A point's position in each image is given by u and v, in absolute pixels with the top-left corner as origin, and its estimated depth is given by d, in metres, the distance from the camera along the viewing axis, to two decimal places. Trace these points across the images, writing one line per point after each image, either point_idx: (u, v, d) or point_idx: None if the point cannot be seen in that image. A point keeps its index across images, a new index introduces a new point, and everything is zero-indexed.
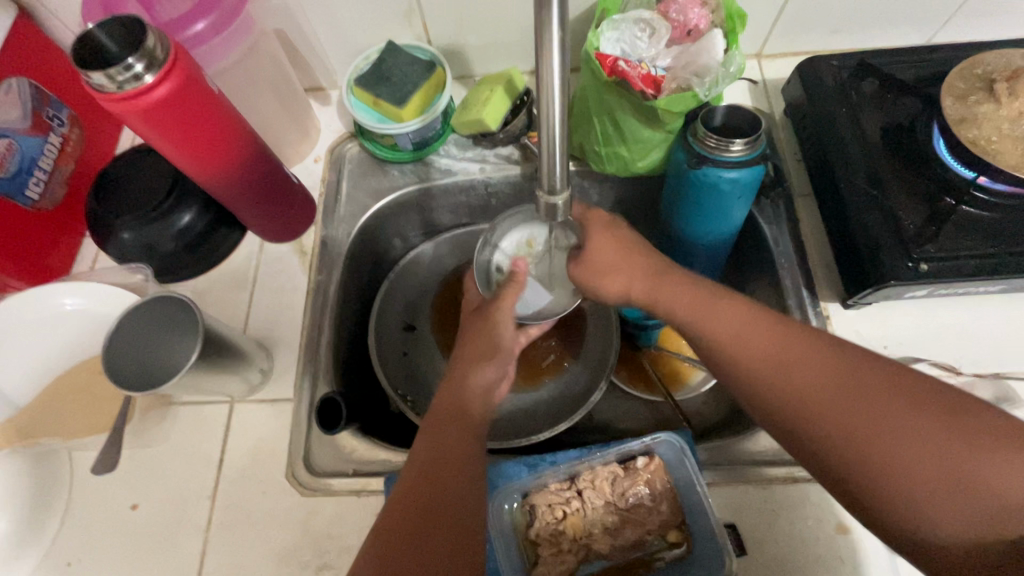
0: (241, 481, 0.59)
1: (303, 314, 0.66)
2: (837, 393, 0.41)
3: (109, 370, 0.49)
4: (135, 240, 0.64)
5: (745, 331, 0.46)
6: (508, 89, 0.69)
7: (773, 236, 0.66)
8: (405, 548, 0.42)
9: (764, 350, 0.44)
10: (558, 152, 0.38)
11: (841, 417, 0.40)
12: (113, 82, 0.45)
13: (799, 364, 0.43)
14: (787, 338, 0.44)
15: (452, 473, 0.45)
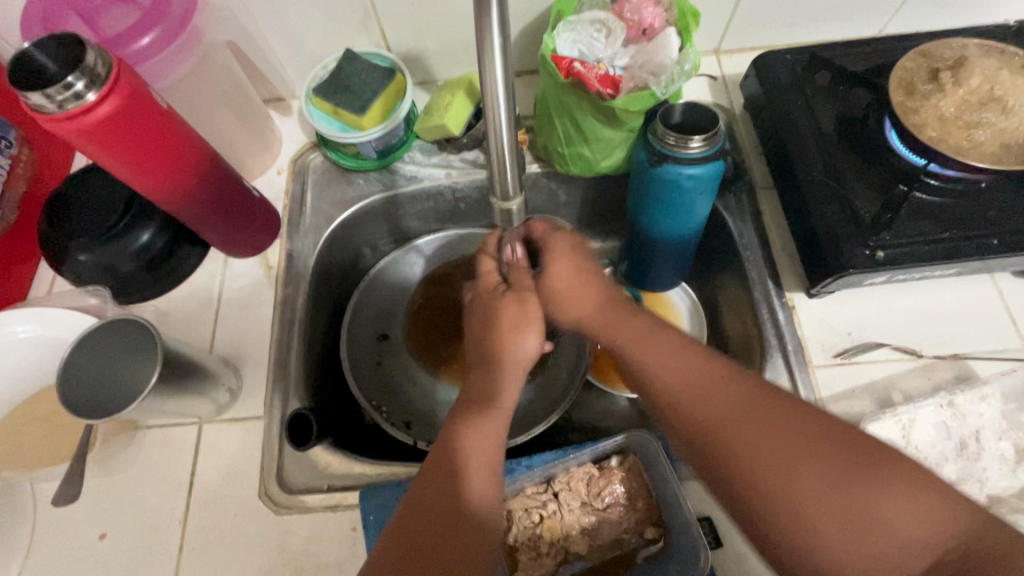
0: (213, 504, 0.58)
1: (271, 329, 0.65)
2: (750, 430, 0.42)
3: (65, 398, 0.47)
4: (91, 262, 0.62)
5: (672, 362, 0.46)
6: (468, 92, 0.69)
7: (738, 230, 0.67)
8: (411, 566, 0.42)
9: (693, 384, 0.45)
10: (506, 159, 0.39)
11: (754, 454, 0.41)
12: (53, 102, 0.43)
13: (719, 397, 0.44)
14: (717, 372, 0.45)
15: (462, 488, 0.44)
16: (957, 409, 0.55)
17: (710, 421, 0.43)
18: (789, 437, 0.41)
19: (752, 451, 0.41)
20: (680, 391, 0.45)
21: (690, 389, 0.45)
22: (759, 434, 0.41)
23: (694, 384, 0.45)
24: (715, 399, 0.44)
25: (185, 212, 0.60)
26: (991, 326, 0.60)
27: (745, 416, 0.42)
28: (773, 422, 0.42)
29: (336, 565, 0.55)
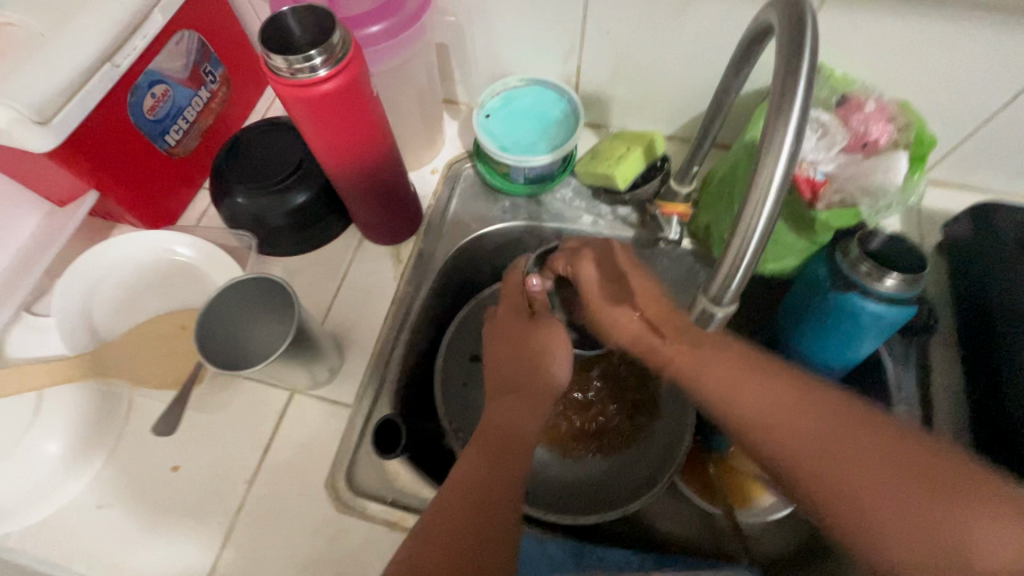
0: (281, 474, 0.58)
1: (383, 322, 0.65)
2: (881, 503, 0.37)
3: (199, 344, 0.48)
4: (246, 207, 0.64)
5: (763, 386, 0.43)
6: (647, 150, 0.67)
7: (897, 379, 0.59)
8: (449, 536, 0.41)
9: (761, 406, 0.42)
10: (758, 235, 0.30)
11: (802, 424, 0.40)
12: (289, 68, 0.45)
13: (857, 460, 0.38)
14: (791, 390, 0.42)
15: (511, 458, 0.47)
16: None
17: (801, 447, 0.40)
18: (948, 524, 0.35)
19: (838, 473, 0.38)
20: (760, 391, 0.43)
21: (813, 432, 0.40)
22: (798, 445, 0.40)
23: (808, 435, 0.40)
24: (846, 484, 0.38)
25: (349, 189, 0.60)
26: None
27: (830, 438, 0.39)
28: (920, 463, 0.37)
29: None
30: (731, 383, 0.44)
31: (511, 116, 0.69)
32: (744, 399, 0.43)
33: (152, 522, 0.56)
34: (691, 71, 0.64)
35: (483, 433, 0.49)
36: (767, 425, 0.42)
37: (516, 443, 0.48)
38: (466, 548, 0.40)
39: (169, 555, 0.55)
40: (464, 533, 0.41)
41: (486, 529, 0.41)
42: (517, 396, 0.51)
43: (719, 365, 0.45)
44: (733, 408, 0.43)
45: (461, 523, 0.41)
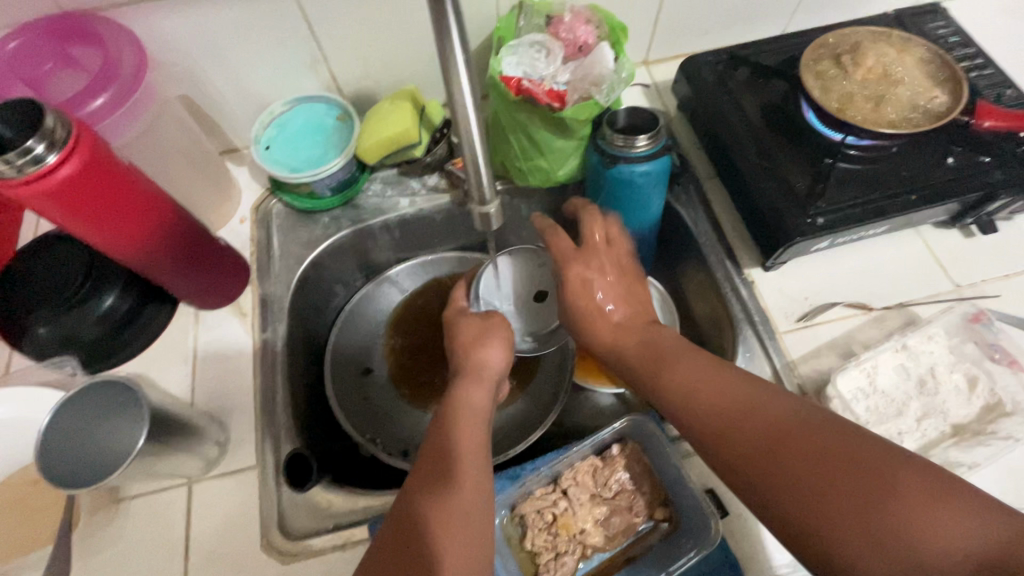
0: (213, 564, 0.55)
1: (253, 377, 0.64)
2: (831, 495, 0.36)
3: (45, 468, 0.46)
4: (52, 334, 0.61)
5: (711, 379, 0.44)
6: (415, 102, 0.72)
7: (691, 218, 0.72)
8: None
9: (708, 400, 0.43)
10: (470, 109, 0.40)
11: (751, 448, 0.40)
12: (12, 167, 0.43)
13: (802, 451, 0.38)
14: (758, 392, 0.42)
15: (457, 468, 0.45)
16: (911, 350, 0.59)
17: (718, 425, 0.42)
18: (826, 505, 0.35)
19: (756, 446, 0.40)
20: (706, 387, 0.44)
21: (770, 428, 0.40)
22: (762, 433, 0.40)
23: (748, 432, 0.40)
24: (815, 471, 0.36)
25: (151, 267, 0.58)
26: (927, 272, 0.66)
27: (814, 450, 0.37)
28: (912, 489, 0.34)
29: None
30: (670, 396, 0.46)
31: (290, 140, 0.70)
32: (686, 405, 0.45)
33: None
34: (427, 41, 0.71)
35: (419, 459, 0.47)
36: (707, 418, 0.43)
37: (460, 459, 0.46)
38: None
39: None
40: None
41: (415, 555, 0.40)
42: (465, 413, 0.50)
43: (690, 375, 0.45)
44: (682, 400, 0.45)
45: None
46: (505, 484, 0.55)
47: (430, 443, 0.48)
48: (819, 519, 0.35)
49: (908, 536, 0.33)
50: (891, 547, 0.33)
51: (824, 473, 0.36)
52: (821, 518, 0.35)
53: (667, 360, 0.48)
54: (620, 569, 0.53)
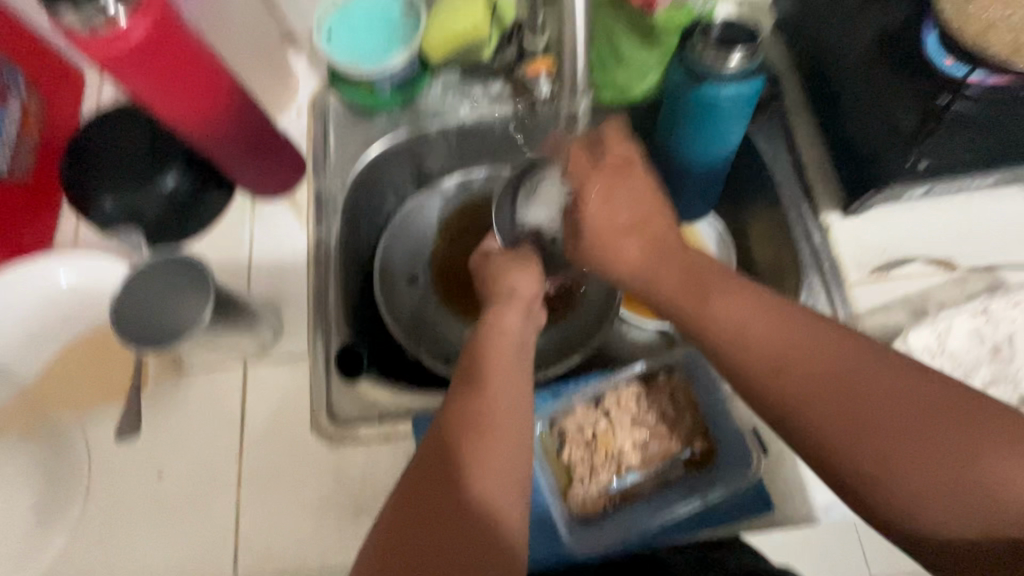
0: (266, 438, 0.59)
1: (307, 269, 0.65)
2: (907, 441, 0.35)
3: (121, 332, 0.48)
4: (118, 208, 0.62)
5: (769, 321, 0.40)
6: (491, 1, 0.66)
7: (771, 153, 0.67)
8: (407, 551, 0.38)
9: (769, 340, 0.40)
10: None
11: (817, 392, 0.38)
12: (82, 21, 0.42)
13: (875, 398, 0.36)
14: (821, 334, 0.39)
15: (492, 434, 0.42)
16: (990, 316, 0.56)
17: (777, 371, 0.39)
18: (901, 449, 0.35)
19: (819, 391, 0.38)
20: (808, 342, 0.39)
21: (838, 372, 0.38)
22: (829, 378, 0.38)
23: (815, 378, 0.38)
24: (892, 415, 0.36)
25: (215, 146, 0.58)
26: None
27: (902, 404, 0.36)
28: (981, 433, 0.35)
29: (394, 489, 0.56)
30: (720, 335, 0.42)
31: (352, 28, 0.66)
32: (735, 346, 0.41)
33: (156, 530, 0.56)
34: None
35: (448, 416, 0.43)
36: (765, 361, 0.40)
37: (493, 420, 0.42)
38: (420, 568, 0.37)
39: (187, 548, 0.55)
40: (444, 512, 0.39)
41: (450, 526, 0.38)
42: (505, 342, 0.48)
43: (784, 327, 0.40)
44: (736, 341, 0.41)
45: (439, 487, 0.40)
46: (546, 399, 0.56)
47: (455, 399, 0.44)
48: (888, 463, 0.35)
49: (977, 478, 0.34)
50: (954, 487, 0.35)
51: (899, 420, 0.36)
52: (892, 462, 0.35)
53: (713, 293, 0.43)
54: (656, 492, 0.54)
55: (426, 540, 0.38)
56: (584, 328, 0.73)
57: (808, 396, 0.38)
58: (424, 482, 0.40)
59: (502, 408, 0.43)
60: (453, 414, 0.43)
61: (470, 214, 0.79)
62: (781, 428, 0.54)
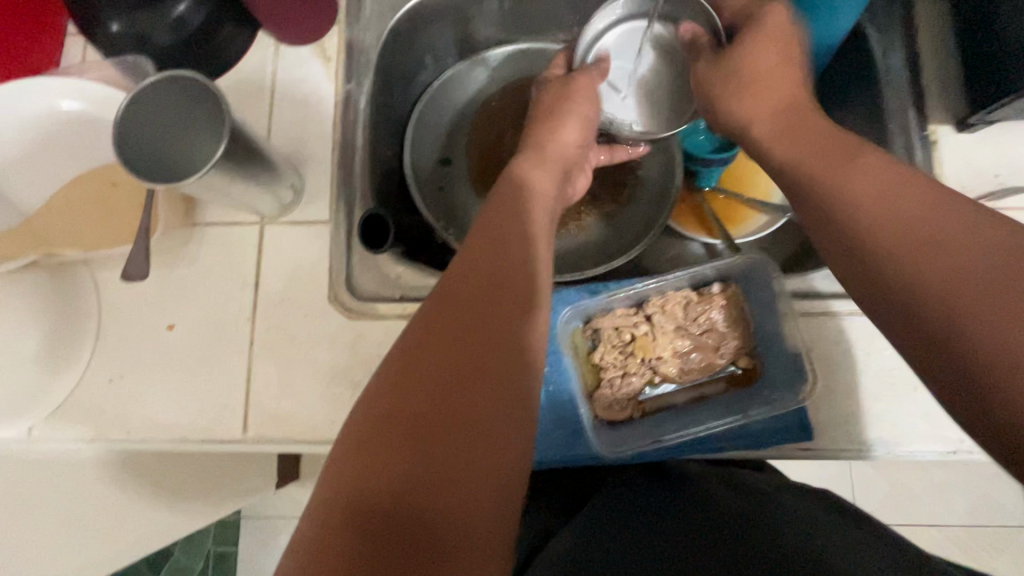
0: (281, 302, 0.55)
1: (333, 128, 0.58)
2: None
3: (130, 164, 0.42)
4: (126, 30, 0.58)
5: (921, 201, 0.32)
6: None
7: (885, 47, 0.56)
8: (388, 446, 0.30)
9: (914, 217, 0.32)
10: None
11: (974, 288, 0.29)
12: None
13: None
14: (999, 228, 0.30)
15: (502, 320, 0.35)
16: None
17: (920, 252, 0.31)
18: None
19: (982, 285, 0.28)
20: (956, 222, 0.31)
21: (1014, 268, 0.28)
22: (1002, 272, 0.28)
23: (973, 269, 0.29)
24: None
25: None
26: None
27: None
28: None
29: None
30: (849, 207, 0.35)
31: None
32: (868, 223, 0.34)
33: (169, 379, 0.55)
34: None
35: (452, 291, 0.36)
36: (906, 239, 0.32)
37: (505, 301, 0.36)
38: (403, 465, 0.30)
39: (197, 401, 0.54)
40: (455, 377, 0.32)
41: (445, 420, 0.31)
42: (531, 212, 0.43)
43: (926, 207, 0.32)
44: (871, 216, 0.34)
45: (454, 348, 0.33)
46: (584, 295, 0.51)
47: (461, 270, 0.37)
48: None
49: None
50: None
51: None
52: None
53: (845, 167, 0.36)
54: (690, 405, 0.50)
55: (439, 405, 0.31)
56: (629, 235, 0.68)
57: (958, 284, 0.29)
58: (433, 342, 0.33)
59: (517, 289, 0.37)
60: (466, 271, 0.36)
61: (510, 91, 0.72)
62: (842, 356, 0.49)
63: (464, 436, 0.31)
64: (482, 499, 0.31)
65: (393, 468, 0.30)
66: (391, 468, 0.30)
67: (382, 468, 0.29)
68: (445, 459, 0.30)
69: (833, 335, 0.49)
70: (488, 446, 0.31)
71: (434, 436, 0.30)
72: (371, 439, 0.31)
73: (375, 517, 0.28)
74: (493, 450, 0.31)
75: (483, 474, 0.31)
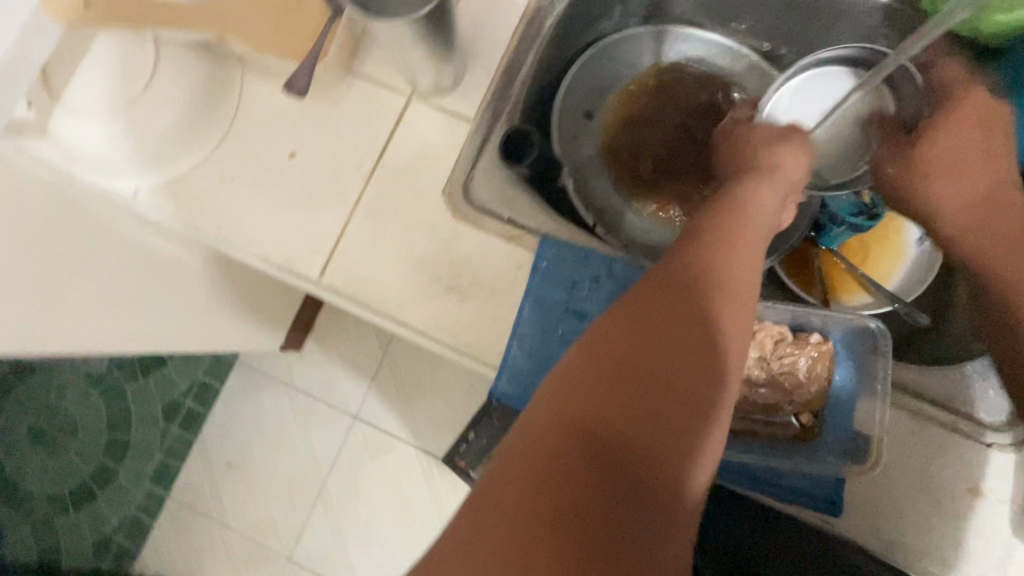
0: (398, 175, 0.56)
1: (513, 35, 0.57)
2: None
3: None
4: None
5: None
6: None
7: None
8: (609, 393, 0.34)
9: None
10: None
11: None
12: None
13: None
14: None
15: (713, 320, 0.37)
16: None
17: None
18: None
19: None
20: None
21: None
22: None
23: None
24: None
25: None
26: None
27: None
28: None
29: (489, 288, 0.54)
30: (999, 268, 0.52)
31: None
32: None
33: (272, 200, 0.57)
34: None
35: (677, 277, 0.38)
36: None
37: (720, 300, 0.38)
38: (617, 414, 0.33)
39: (288, 229, 0.56)
40: (672, 358, 0.35)
41: (655, 387, 0.34)
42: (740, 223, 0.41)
43: None
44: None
45: (672, 325, 0.36)
46: None
47: (692, 259, 0.39)
48: None
49: None
50: None
51: None
52: None
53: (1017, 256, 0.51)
54: (740, 434, 0.50)
55: (643, 377, 0.35)
56: None
57: None
58: (638, 337, 0.36)
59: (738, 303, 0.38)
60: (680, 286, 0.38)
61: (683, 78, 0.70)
62: (912, 455, 0.49)
63: (659, 417, 0.34)
64: (663, 491, 0.33)
65: (607, 427, 0.33)
66: (604, 408, 0.33)
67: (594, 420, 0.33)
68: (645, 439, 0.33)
69: (908, 430, 0.50)
70: (670, 450, 0.34)
71: (636, 405, 0.34)
72: (591, 379, 0.34)
73: (579, 454, 0.32)
74: (686, 430, 0.35)
75: (671, 470, 0.34)
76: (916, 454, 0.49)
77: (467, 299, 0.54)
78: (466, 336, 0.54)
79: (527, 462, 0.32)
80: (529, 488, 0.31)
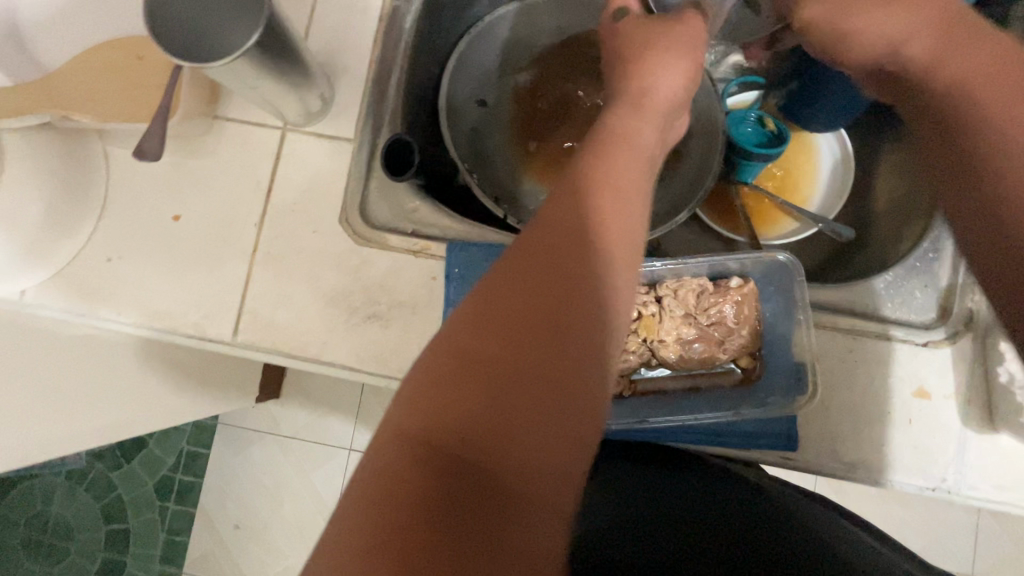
0: (290, 213, 0.54)
1: (374, 44, 0.55)
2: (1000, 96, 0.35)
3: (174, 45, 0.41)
4: None
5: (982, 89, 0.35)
6: None
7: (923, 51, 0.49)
8: (457, 395, 0.27)
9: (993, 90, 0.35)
10: None
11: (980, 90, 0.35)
12: None
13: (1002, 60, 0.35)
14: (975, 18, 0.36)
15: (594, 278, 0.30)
16: None
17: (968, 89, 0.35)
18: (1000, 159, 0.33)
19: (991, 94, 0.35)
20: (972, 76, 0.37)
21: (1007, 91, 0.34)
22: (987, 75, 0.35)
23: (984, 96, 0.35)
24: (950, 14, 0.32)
25: None
26: None
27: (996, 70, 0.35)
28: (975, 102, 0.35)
29: (410, 306, 0.53)
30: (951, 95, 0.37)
31: None
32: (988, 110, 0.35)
33: (167, 268, 0.54)
34: None
35: (542, 231, 0.31)
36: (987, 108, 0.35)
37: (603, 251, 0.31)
38: (469, 419, 0.27)
39: (191, 294, 0.54)
40: (539, 338, 0.28)
41: (517, 377, 0.28)
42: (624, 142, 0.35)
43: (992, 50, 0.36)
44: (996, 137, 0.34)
45: (536, 294, 0.29)
46: None
47: (554, 205, 0.32)
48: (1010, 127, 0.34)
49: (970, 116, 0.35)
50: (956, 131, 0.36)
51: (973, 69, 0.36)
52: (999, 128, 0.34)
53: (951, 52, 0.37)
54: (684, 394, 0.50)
55: (509, 366, 0.28)
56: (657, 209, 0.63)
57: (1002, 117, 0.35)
58: (492, 324, 0.29)
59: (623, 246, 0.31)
60: (556, 223, 0.31)
61: (566, 46, 0.68)
62: (852, 374, 0.49)
63: (528, 416, 0.27)
64: (529, 506, 0.27)
65: (460, 424, 0.27)
66: (457, 413, 0.27)
67: (454, 420, 0.27)
68: (515, 437, 0.27)
69: (842, 351, 0.50)
70: (547, 457, 0.28)
71: (497, 405, 0.27)
72: (438, 377, 0.28)
73: (418, 478, 0.26)
74: (565, 426, 0.28)
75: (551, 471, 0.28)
76: (856, 372, 0.49)
77: (388, 322, 0.53)
78: (399, 359, 0.52)
79: (368, 491, 0.26)
80: (362, 522, 0.25)
